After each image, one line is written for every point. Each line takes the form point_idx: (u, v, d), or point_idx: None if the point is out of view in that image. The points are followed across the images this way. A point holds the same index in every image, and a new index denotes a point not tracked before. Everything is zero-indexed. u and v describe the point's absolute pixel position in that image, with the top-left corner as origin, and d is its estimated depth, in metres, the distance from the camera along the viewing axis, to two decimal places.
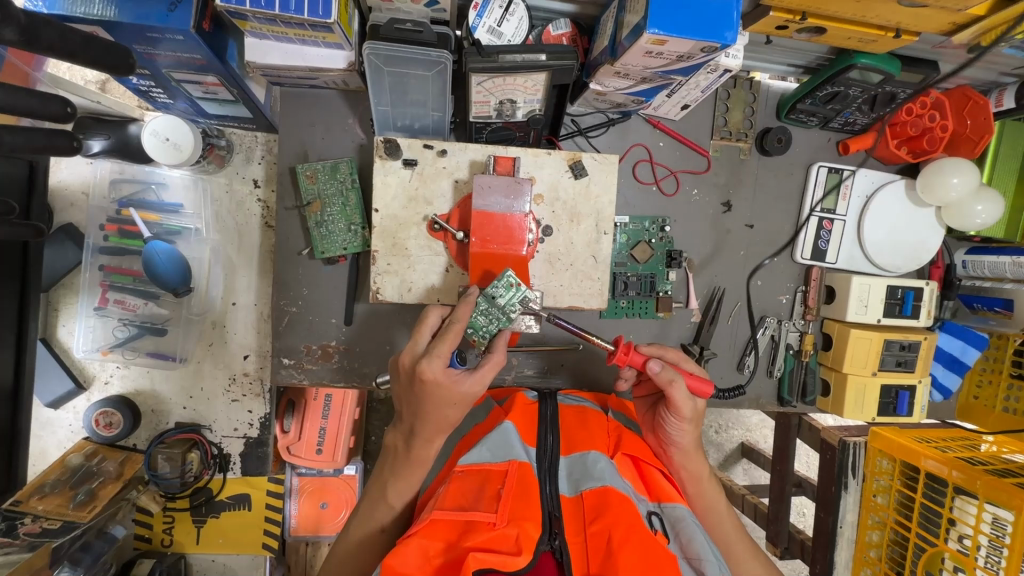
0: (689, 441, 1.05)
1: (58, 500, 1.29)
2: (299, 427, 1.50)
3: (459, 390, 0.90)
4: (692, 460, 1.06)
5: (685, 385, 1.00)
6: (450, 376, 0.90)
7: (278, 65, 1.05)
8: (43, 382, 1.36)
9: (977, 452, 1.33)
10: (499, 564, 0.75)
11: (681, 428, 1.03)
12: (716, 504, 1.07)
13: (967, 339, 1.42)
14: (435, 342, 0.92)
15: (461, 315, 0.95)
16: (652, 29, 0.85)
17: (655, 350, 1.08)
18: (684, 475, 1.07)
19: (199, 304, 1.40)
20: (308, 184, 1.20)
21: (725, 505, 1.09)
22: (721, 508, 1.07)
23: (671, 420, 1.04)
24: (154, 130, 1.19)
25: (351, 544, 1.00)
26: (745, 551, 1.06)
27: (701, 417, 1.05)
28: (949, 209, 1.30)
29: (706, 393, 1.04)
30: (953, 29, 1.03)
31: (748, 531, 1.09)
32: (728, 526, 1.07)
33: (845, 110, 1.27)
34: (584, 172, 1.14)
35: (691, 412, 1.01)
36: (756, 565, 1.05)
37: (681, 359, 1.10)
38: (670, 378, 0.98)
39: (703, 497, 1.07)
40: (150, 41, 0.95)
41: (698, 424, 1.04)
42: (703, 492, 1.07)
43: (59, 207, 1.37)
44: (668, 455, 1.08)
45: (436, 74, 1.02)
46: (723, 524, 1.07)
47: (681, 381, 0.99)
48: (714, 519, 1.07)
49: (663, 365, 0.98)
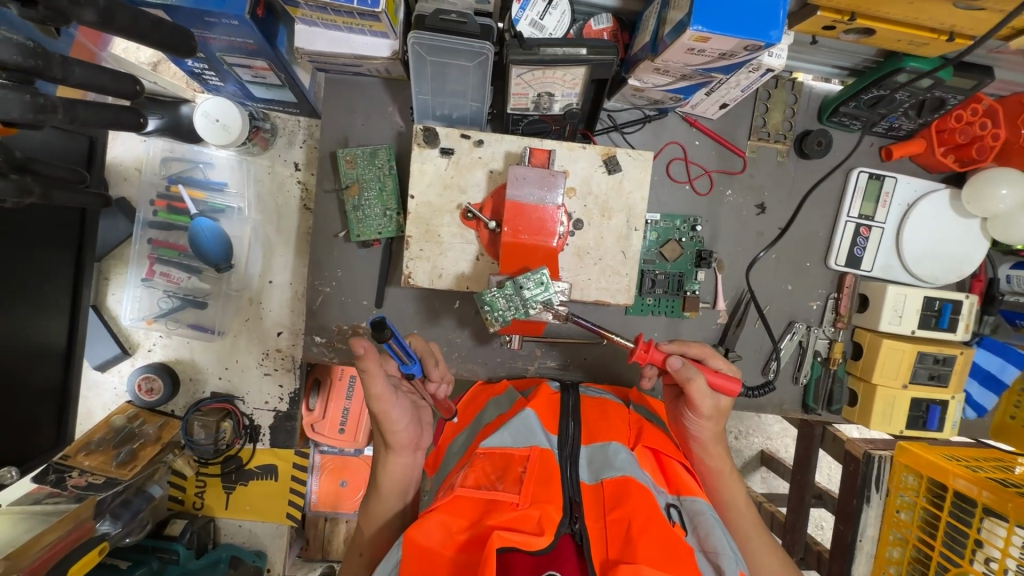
0: (709, 435, 1.06)
1: (102, 457, 1.36)
2: (324, 406, 1.57)
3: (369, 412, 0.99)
4: (713, 456, 1.08)
5: (706, 383, 0.99)
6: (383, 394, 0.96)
7: (325, 52, 1.09)
8: (92, 346, 1.44)
9: (1011, 474, 1.29)
10: (521, 543, 0.77)
11: (699, 423, 1.05)
12: (737, 497, 1.08)
13: (1007, 356, 1.38)
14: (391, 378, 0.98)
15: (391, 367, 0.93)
16: (696, 26, 0.85)
17: (679, 347, 1.06)
18: (704, 470, 1.09)
19: (238, 280, 1.46)
20: (348, 168, 1.24)
21: (745, 500, 1.08)
22: (740, 503, 1.07)
23: (693, 417, 1.05)
24: (205, 112, 1.25)
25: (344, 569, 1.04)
26: (764, 547, 1.05)
27: (724, 415, 1.05)
28: (995, 221, 1.26)
29: (735, 391, 1.01)
30: (1010, 34, 1.00)
31: (769, 530, 1.08)
32: (748, 522, 1.06)
33: (891, 115, 1.24)
34: (618, 168, 1.15)
35: (711, 410, 1.02)
36: (774, 562, 1.04)
37: (708, 354, 1.07)
38: (690, 376, 0.98)
39: (722, 494, 1.08)
40: (207, 25, 1.00)
41: (721, 420, 1.05)
42: (722, 486, 1.08)
43: (113, 181, 1.44)
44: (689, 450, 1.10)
45: (478, 65, 1.04)
46: (742, 516, 1.07)
47: (701, 380, 0.99)
48: (733, 514, 1.07)
49: (681, 360, 1.00)
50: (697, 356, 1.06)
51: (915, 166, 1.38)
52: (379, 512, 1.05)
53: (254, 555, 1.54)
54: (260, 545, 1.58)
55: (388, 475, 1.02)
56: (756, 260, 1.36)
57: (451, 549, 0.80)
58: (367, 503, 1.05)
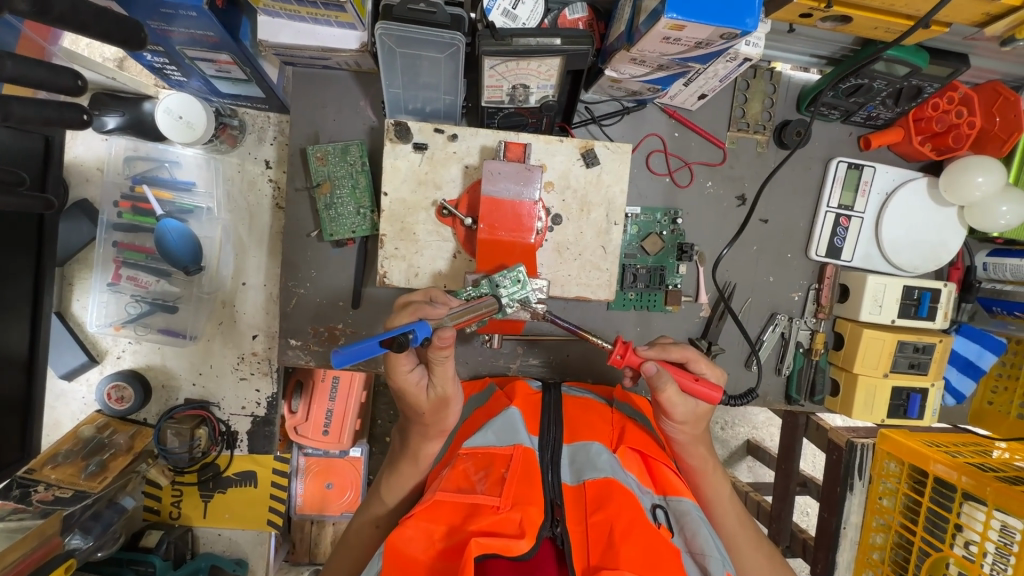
0: (692, 437, 1.05)
1: (70, 469, 1.32)
2: (306, 408, 1.50)
3: (421, 398, 0.93)
4: (697, 455, 1.07)
5: (677, 391, 0.98)
6: (417, 382, 0.92)
7: (289, 44, 1.05)
8: (57, 354, 1.39)
9: (988, 458, 1.30)
10: (500, 548, 0.75)
11: (677, 427, 1.04)
12: (721, 494, 1.08)
13: (984, 343, 1.39)
14: (435, 378, 0.92)
15: (444, 372, 0.91)
16: (670, 14, 0.83)
17: (659, 351, 1.03)
18: (689, 469, 1.08)
19: (210, 282, 1.41)
20: (318, 165, 1.20)
21: (730, 495, 1.09)
22: (726, 500, 1.07)
23: (669, 422, 1.04)
24: (168, 108, 1.19)
25: (350, 539, 1.02)
26: (751, 539, 1.06)
27: (704, 418, 1.03)
28: (972, 209, 1.26)
29: (716, 400, 0.99)
30: (986, 20, 0.99)
31: (754, 522, 1.09)
32: (733, 520, 1.06)
33: (868, 104, 1.24)
34: (596, 161, 1.13)
35: (689, 415, 1.01)
36: (758, 557, 1.05)
37: (695, 358, 1.04)
38: (660, 385, 0.97)
39: (709, 492, 1.07)
40: (165, 18, 0.95)
41: (699, 423, 1.04)
42: (708, 485, 1.08)
43: (74, 182, 1.38)
44: (673, 449, 1.09)
45: (448, 57, 1.00)
46: (727, 512, 1.07)
47: (671, 388, 0.97)
48: (719, 511, 1.07)
49: (657, 367, 0.97)
50: (679, 360, 1.03)
51: (893, 155, 1.38)
52: (402, 483, 1.02)
53: (234, 564, 1.51)
54: (240, 553, 1.54)
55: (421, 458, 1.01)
56: (720, 258, 1.34)
57: (431, 556, 0.78)
58: (386, 477, 1.04)
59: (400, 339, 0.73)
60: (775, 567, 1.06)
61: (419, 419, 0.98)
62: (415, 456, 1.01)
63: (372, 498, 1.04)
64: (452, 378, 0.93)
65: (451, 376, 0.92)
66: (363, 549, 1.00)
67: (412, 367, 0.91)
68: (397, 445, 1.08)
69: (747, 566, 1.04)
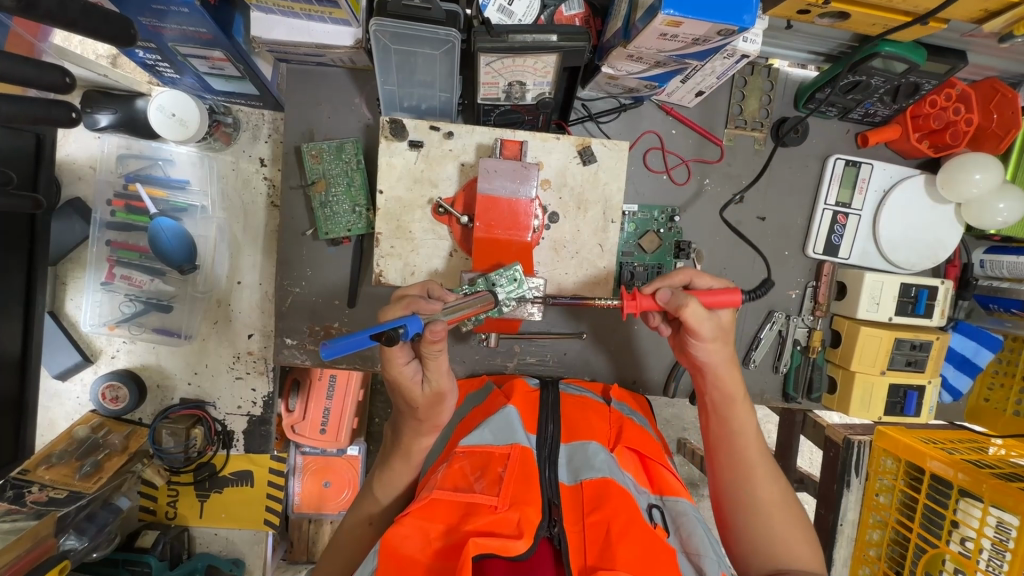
0: (719, 359, 1.01)
1: (65, 470, 1.31)
2: (304, 406, 1.49)
3: (415, 392, 0.92)
4: (727, 380, 1.02)
5: (701, 305, 0.94)
6: (412, 376, 0.90)
7: (283, 41, 1.03)
8: (51, 354, 1.38)
9: (985, 455, 1.30)
10: (498, 548, 0.75)
11: (706, 348, 0.99)
12: (747, 426, 1.02)
13: (980, 340, 1.39)
14: (432, 371, 0.90)
15: (440, 366, 0.89)
16: (668, 10, 0.82)
17: (663, 279, 1.02)
18: (715, 396, 1.04)
19: (204, 282, 1.40)
20: (313, 163, 1.19)
21: (756, 431, 1.03)
22: (750, 429, 1.02)
23: (696, 343, 0.99)
24: (160, 105, 1.18)
25: (342, 534, 1.00)
26: (770, 476, 0.99)
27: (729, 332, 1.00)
28: (969, 206, 1.26)
29: (736, 303, 0.96)
30: (985, 16, 0.98)
31: (778, 465, 1.02)
32: (754, 448, 1.01)
33: (866, 101, 1.23)
34: (593, 159, 1.12)
35: (715, 327, 0.97)
36: (773, 487, 0.98)
37: (695, 276, 1.03)
38: (681, 303, 0.93)
39: (730, 419, 1.03)
40: (157, 14, 0.94)
41: (728, 341, 1.00)
42: (734, 413, 1.03)
43: (67, 180, 1.37)
44: (701, 377, 1.05)
45: (444, 54, 0.99)
46: (750, 445, 1.01)
47: (694, 302, 0.93)
48: (739, 439, 1.01)
49: (671, 291, 0.96)
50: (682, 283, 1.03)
51: (891, 152, 1.37)
52: (397, 480, 1.02)
53: (231, 563, 1.51)
54: (237, 553, 1.54)
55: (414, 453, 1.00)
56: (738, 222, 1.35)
57: (428, 557, 0.78)
58: (379, 475, 1.03)
59: (389, 333, 0.73)
60: (789, 501, 0.98)
61: (412, 416, 0.97)
62: (408, 452, 1.00)
63: (366, 496, 1.04)
64: (447, 372, 0.91)
65: (446, 370, 0.91)
66: (355, 547, 0.99)
67: (407, 361, 0.88)
68: (388, 440, 1.07)
69: (757, 497, 0.97)
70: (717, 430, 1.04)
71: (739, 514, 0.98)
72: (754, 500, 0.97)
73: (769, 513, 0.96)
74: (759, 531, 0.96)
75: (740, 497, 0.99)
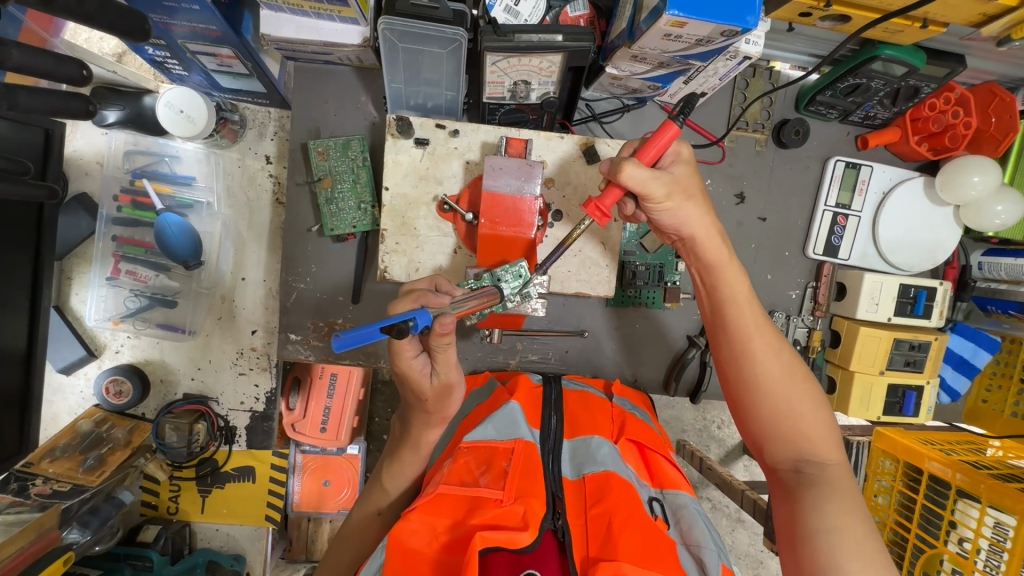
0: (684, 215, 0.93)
1: (68, 463, 1.30)
2: (304, 404, 1.48)
3: (424, 385, 0.93)
4: (711, 244, 0.95)
5: (638, 163, 0.85)
6: (421, 369, 0.92)
7: (292, 39, 1.05)
8: (55, 348, 1.38)
9: (983, 456, 1.31)
10: (505, 541, 0.76)
11: (669, 212, 0.92)
12: (738, 291, 0.97)
13: (979, 341, 1.40)
14: (438, 363, 0.92)
15: (447, 359, 0.91)
16: (672, 10, 0.83)
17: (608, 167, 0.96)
18: (701, 266, 0.98)
19: (209, 278, 1.41)
20: (319, 160, 1.20)
21: (748, 294, 0.97)
22: (742, 296, 0.97)
23: (657, 211, 0.92)
24: (168, 102, 1.19)
25: (350, 528, 1.02)
26: (768, 344, 0.95)
27: (684, 185, 0.91)
28: (968, 208, 1.27)
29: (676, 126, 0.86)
30: (983, 20, 1.00)
31: (776, 329, 0.97)
32: (749, 318, 0.96)
33: (866, 103, 1.25)
34: (596, 157, 1.13)
35: (665, 182, 0.88)
36: (774, 361, 0.94)
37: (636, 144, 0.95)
38: (618, 168, 0.85)
39: (721, 290, 0.97)
40: (167, 11, 0.95)
41: (683, 197, 0.91)
42: (724, 279, 0.97)
43: (73, 176, 1.38)
44: (684, 246, 0.99)
45: (451, 53, 1.01)
46: (744, 312, 0.96)
47: (630, 161, 0.85)
48: (732, 308, 0.96)
49: (610, 162, 0.89)
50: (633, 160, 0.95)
51: (890, 155, 1.39)
52: (404, 472, 1.03)
53: (232, 559, 1.51)
54: (238, 548, 1.54)
55: (419, 446, 1.01)
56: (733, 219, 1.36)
57: (435, 550, 0.78)
58: (384, 468, 1.04)
59: (400, 325, 0.74)
60: (794, 371, 0.94)
61: (417, 408, 0.98)
62: (416, 445, 1.01)
63: (371, 490, 1.05)
64: (455, 364, 0.93)
65: (454, 362, 0.93)
66: (363, 538, 1.00)
67: (416, 354, 0.91)
68: (394, 433, 1.08)
69: (760, 374, 0.94)
70: (710, 298, 1.00)
71: (742, 395, 0.96)
72: (756, 377, 0.94)
73: (771, 384, 0.93)
74: (763, 406, 0.94)
75: (740, 372, 0.96)
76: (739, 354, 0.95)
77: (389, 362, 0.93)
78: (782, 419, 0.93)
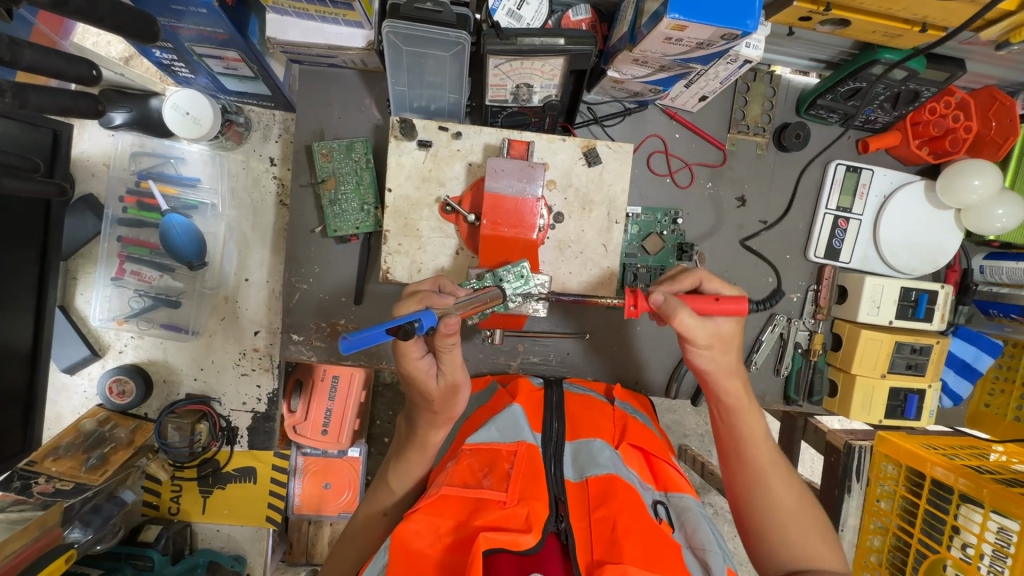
0: (722, 368, 0.99)
1: (71, 462, 1.31)
2: (306, 406, 1.48)
3: (430, 385, 0.93)
4: (731, 382, 1.00)
5: (692, 314, 0.92)
6: (426, 370, 0.93)
7: (297, 42, 1.06)
8: (60, 347, 1.39)
9: (986, 461, 1.31)
10: (508, 543, 0.76)
11: (706, 355, 0.97)
12: (756, 430, 1.01)
13: (980, 345, 1.40)
14: (445, 365, 0.92)
15: (454, 361, 0.91)
16: (672, 14, 0.84)
17: (670, 283, 1.00)
18: (722, 403, 1.02)
19: (212, 278, 1.42)
20: (323, 162, 1.21)
21: (765, 434, 1.01)
22: (760, 434, 1.00)
23: (696, 351, 0.98)
24: (175, 104, 1.20)
25: (353, 529, 1.02)
26: (783, 480, 0.98)
27: (730, 343, 0.98)
28: (969, 213, 1.28)
29: (744, 309, 0.94)
30: (981, 24, 1.00)
31: (789, 465, 1.01)
32: (765, 454, 0.99)
33: (867, 107, 1.25)
34: (598, 160, 1.14)
35: (707, 334, 0.95)
36: (790, 495, 0.97)
37: (705, 279, 1.00)
38: (674, 311, 0.91)
39: (739, 424, 1.01)
40: (175, 14, 0.97)
41: (727, 348, 0.98)
42: (743, 419, 1.01)
43: (80, 177, 1.40)
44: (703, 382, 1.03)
45: (454, 56, 1.02)
46: (761, 449, 1.00)
47: (686, 312, 0.91)
48: (750, 445, 1.00)
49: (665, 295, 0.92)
50: (690, 286, 0.99)
51: (891, 159, 1.39)
52: (409, 473, 1.03)
53: (232, 560, 1.51)
54: (239, 549, 1.54)
55: (423, 448, 1.01)
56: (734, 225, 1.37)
57: (439, 551, 0.78)
58: (389, 468, 1.05)
59: (406, 327, 0.75)
60: (810, 506, 0.97)
61: (421, 406, 0.98)
62: (423, 445, 1.01)
63: (377, 490, 1.05)
64: (460, 364, 0.93)
65: (460, 363, 0.93)
66: (367, 538, 1.00)
67: (421, 355, 0.91)
68: (400, 433, 1.09)
69: (775, 503, 0.96)
70: (727, 438, 1.03)
71: (754, 521, 0.97)
72: (771, 507, 0.96)
73: (784, 518, 0.95)
74: (775, 536, 0.95)
75: (753, 504, 0.98)
76: (757, 486, 0.97)
77: (395, 364, 0.94)
78: (795, 549, 0.94)
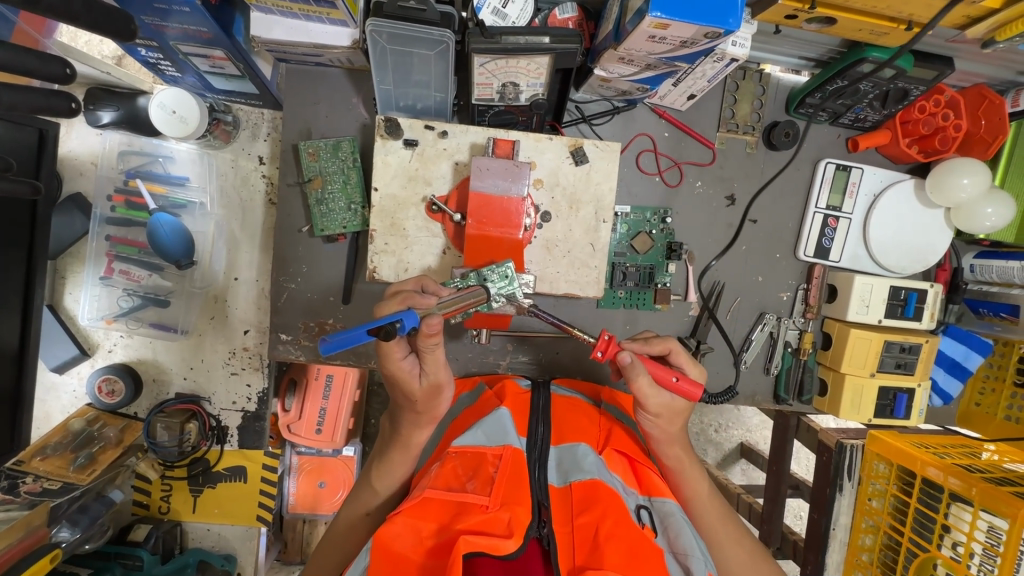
0: (667, 434, 1.05)
1: (58, 462, 1.32)
2: (300, 406, 1.49)
3: (414, 386, 0.94)
4: (674, 448, 1.07)
5: (648, 380, 0.99)
6: (409, 370, 0.93)
7: (282, 41, 1.06)
8: (49, 347, 1.39)
9: (976, 460, 1.31)
10: (488, 547, 0.75)
11: (653, 422, 1.03)
12: (700, 490, 1.07)
13: (970, 344, 1.40)
14: (427, 365, 0.92)
15: (435, 361, 0.91)
16: (655, 12, 0.84)
17: (642, 345, 1.07)
18: (668, 465, 1.08)
19: (201, 277, 1.42)
20: (310, 161, 1.21)
21: (710, 494, 1.08)
22: (705, 494, 1.07)
23: (644, 414, 1.03)
24: (162, 103, 1.20)
25: (338, 530, 1.02)
26: (731, 537, 1.04)
27: (680, 414, 1.03)
28: (959, 211, 1.27)
29: (697, 397, 0.99)
30: (969, 22, 1.00)
31: (736, 519, 1.07)
32: (711, 513, 1.05)
33: (856, 106, 1.25)
34: (585, 159, 1.14)
35: (658, 404, 1.00)
36: (739, 552, 1.02)
37: (672, 352, 1.07)
38: (634, 374, 0.98)
39: (685, 484, 1.07)
40: (158, 13, 0.96)
41: (674, 419, 1.03)
42: (686, 482, 1.07)
43: (68, 176, 1.39)
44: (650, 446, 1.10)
45: (439, 54, 1.02)
46: (705, 509, 1.06)
47: (644, 377, 0.98)
48: (697, 505, 1.06)
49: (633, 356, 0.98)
50: (659, 352, 1.07)
51: (881, 158, 1.39)
52: (394, 473, 1.02)
53: (223, 559, 1.51)
54: (229, 549, 1.54)
55: (408, 447, 1.01)
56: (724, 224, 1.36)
57: (420, 554, 0.78)
58: (373, 467, 1.05)
59: (387, 328, 0.75)
60: (760, 561, 1.02)
61: (405, 405, 0.98)
62: (406, 444, 1.01)
63: (362, 490, 1.05)
64: (443, 365, 0.93)
65: (443, 363, 0.93)
66: (351, 537, 1.00)
67: (404, 356, 0.91)
68: (385, 432, 1.08)
69: (725, 559, 1.02)
70: (674, 497, 1.09)
71: None
72: (722, 565, 1.01)
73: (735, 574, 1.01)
74: None
75: None
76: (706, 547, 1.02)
77: (379, 364, 0.94)
78: None
